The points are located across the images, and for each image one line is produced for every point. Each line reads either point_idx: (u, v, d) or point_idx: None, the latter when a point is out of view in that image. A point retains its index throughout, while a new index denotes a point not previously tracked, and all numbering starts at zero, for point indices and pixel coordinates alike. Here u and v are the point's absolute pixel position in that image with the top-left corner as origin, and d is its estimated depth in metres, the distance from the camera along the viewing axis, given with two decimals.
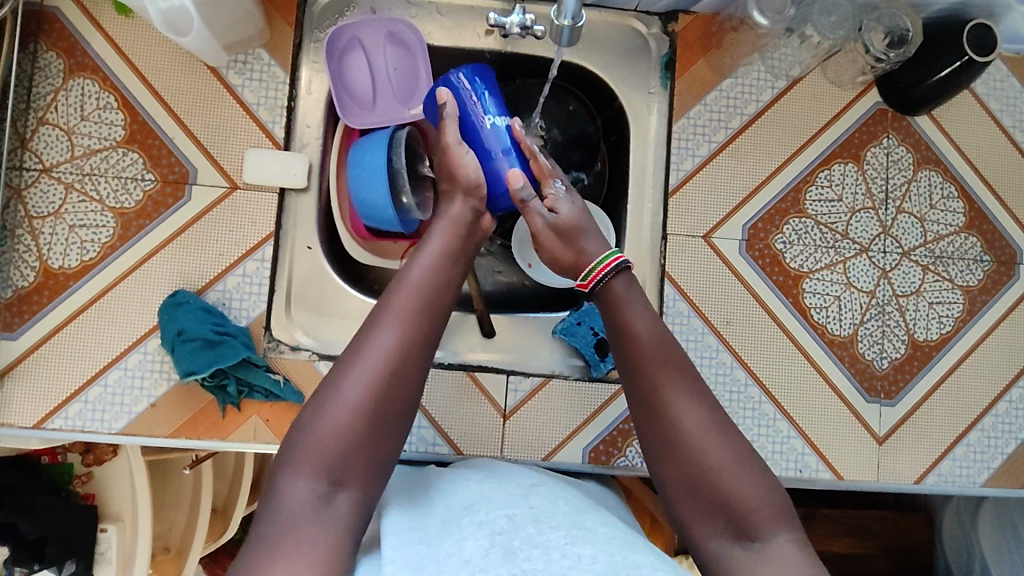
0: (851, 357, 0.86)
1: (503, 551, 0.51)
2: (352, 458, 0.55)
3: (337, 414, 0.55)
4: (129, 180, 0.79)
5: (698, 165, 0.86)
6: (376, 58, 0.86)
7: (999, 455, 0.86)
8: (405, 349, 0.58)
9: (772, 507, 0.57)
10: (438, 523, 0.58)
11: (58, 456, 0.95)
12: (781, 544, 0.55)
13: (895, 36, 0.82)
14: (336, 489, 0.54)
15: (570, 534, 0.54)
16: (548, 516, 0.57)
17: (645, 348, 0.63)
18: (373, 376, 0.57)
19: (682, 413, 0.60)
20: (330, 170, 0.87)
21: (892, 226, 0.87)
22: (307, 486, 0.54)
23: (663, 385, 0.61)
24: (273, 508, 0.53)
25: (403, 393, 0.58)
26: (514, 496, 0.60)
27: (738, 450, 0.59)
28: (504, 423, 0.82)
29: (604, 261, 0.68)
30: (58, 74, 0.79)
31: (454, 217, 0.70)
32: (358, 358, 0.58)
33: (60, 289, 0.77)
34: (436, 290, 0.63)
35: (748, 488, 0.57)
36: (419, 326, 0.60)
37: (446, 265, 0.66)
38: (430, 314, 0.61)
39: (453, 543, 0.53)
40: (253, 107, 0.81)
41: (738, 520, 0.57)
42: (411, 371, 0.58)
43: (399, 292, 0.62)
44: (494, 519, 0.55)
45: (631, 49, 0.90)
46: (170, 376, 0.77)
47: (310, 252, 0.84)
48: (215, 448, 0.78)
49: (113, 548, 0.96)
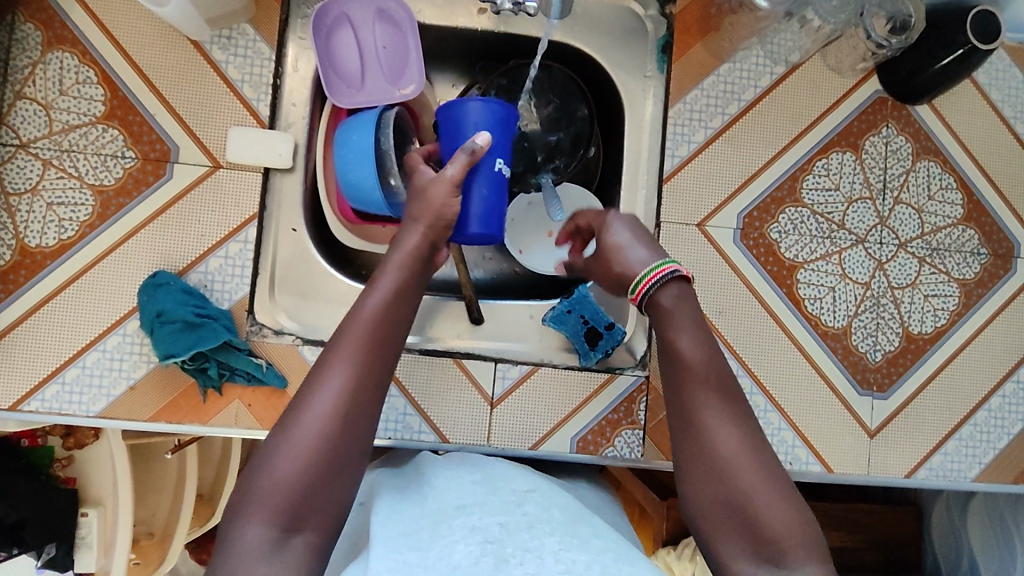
0: (845, 350, 0.84)
1: (494, 559, 0.51)
2: (307, 503, 0.54)
3: (287, 459, 0.55)
4: (109, 158, 0.76)
5: (693, 152, 0.84)
6: (364, 35, 0.83)
7: (991, 450, 0.86)
8: (354, 392, 0.59)
9: (800, 533, 0.57)
10: (430, 522, 0.57)
11: (37, 440, 0.94)
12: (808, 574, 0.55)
13: (897, 22, 0.80)
14: (290, 534, 0.54)
15: (564, 540, 0.54)
16: (543, 522, 0.56)
17: (691, 365, 0.64)
18: (327, 421, 0.57)
19: (716, 430, 0.61)
20: (317, 151, 0.85)
21: (890, 217, 0.86)
22: (259, 531, 0.53)
23: (701, 402, 0.63)
24: (226, 552, 0.53)
25: (356, 437, 0.58)
26: (509, 504, 0.59)
27: (768, 472, 0.59)
28: (492, 411, 0.80)
29: (654, 270, 0.67)
30: (36, 46, 0.76)
31: (408, 250, 0.68)
32: (314, 398, 0.58)
33: (37, 268, 0.75)
34: (391, 324, 0.64)
35: (776, 513, 0.57)
36: (377, 366, 0.61)
37: (404, 300, 0.66)
38: (380, 353, 0.62)
39: (442, 547, 0.52)
40: (238, 84, 0.79)
41: (763, 541, 0.56)
42: (364, 416, 0.59)
43: (355, 328, 0.62)
44: (486, 526, 0.55)
45: (628, 31, 0.87)
46: (150, 359, 0.75)
47: (295, 234, 0.82)
48: (196, 433, 0.76)
49: (93, 533, 0.96)
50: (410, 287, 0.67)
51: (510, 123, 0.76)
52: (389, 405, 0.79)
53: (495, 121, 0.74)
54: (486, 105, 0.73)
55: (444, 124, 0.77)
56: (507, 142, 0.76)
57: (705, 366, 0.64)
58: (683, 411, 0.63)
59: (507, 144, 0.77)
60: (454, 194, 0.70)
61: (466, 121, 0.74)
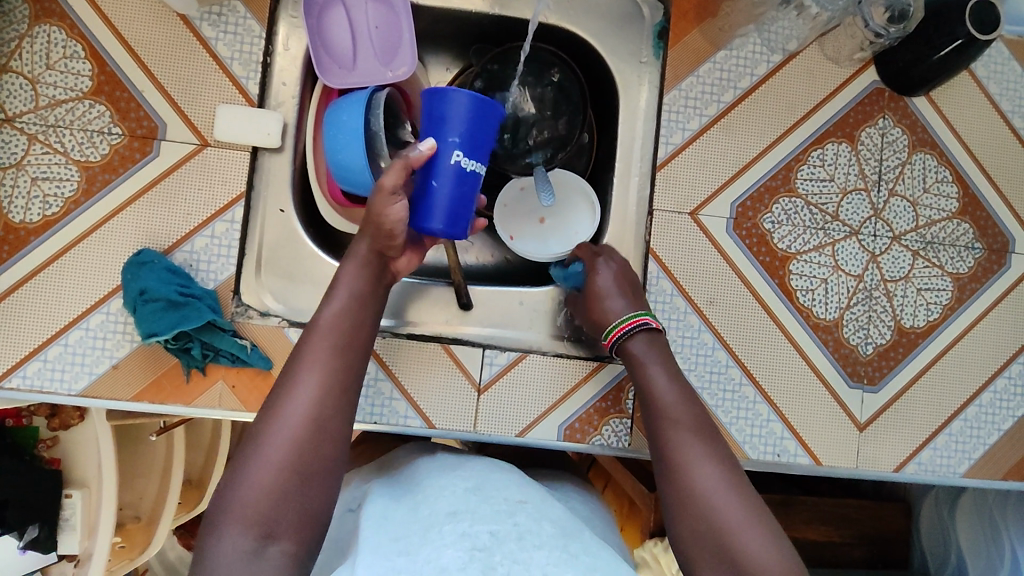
0: (836, 342, 0.84)
1: (482, 566, 0.50)
2: (282, 508, 0.55)
3: (260, 474, 0.56)
4: (95, 134, 0.75)
5: (687, 139, 0.83)
6: (357, 14, 0.82)
7: (981, 446, 0.85)
8: (320, 404, 0.60)
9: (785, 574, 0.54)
10: (420, 529, 0.57)
11: (23, 420, 0.93)
12: None
13: (896, 11, 0.78)
14: (267, 542, 0.54)
15: (552, 555, 0.53)
16: (534, 534, 0.55)
17: (669, 411, 0.66)
18: (294, 428, 0.58)
19: (699, 468, 0.61)
20: (306, 130, 0.84)
21: (884, 210, 0.85)
22: (236, 539, 0.53)
23: (680, 441, 0.63)
24: (204, 564, 0.53)
25: (329, 440, 0.59)
26: (501, 511, 0.58)
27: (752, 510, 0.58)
28: (479, 397, 0.80)
29: (624, 321, 0.73)
30: (23, 19, 0.75)
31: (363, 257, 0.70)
32: (284, 407, 0.60)
33: (21, 244, 0.74)
34: (354, 332, 0.66)
35: (754, 538, 0.55)
36: (344, 369, 0.63)
37: (366, 308, 0.68)
38: (344, 370, 0.63)
39: (431, 550, 0.52)
40: (227, 61, 0.78)
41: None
42: (331, 429, 0.60)
43: (316, 336, 0.65)
44: (476, 533, 0.53)
45: (624, 17, 0.86)
46: (133, 338, 0.74)
47: (282, 216, 0.81)
48: (179, 413, 0.76)
49: (77, 514, 0.95)
50: (370, 293, 0.69)
51: (490, 118, 0.70)
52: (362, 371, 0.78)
53: (468, 115, 0.69)
54: (450, 96, 0.68)
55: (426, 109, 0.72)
56: (483, 138, 0.71)
57: (683, 411, 0.66)
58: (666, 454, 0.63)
59: (486, 140, 0.71)
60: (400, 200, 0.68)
61: (441, 112, 0.69)
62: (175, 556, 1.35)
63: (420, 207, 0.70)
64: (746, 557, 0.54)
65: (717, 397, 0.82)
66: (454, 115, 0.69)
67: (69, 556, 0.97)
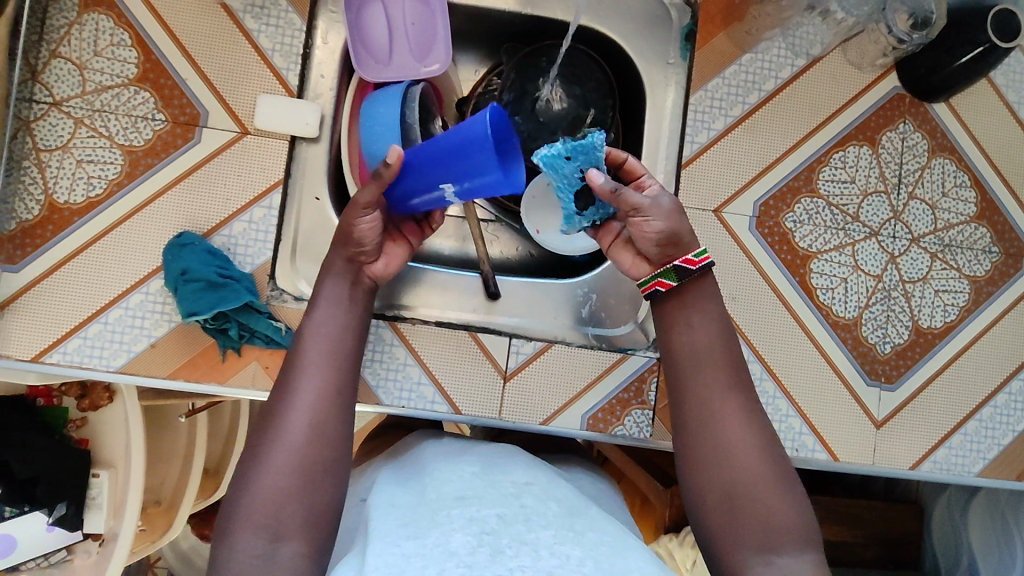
0: (854, 340, 0.85)
1: (491, 550, 0.51)
2: (291, 511, 0.56)
3: (271, 470, 0.58)
4: (140, 119, 0.78)
5: (712, 139, 0.85)
6: (394, 10, 0.85)
7: (996, 446, 0.87)
8: (322, 398, 0.62)
9: (802, 529, 0.58)
10: (431, 510, 0.58)
11: (54, 399, 0.96)
12: (802, 561, 0.56)
13: (919, 18, 0.81)
14: (278, 543, 0.55)
15: (558, 534, 0.54)
16: (539, 515, 0.57)
17: (713, 357, 0.65)
18: (295, 439, 0.59)
19: (736, 419, 0.62)
20: (342, 121, 0.86)
21: (904, 212, 0.87)
22: (246, 545, 0.54)
23: (714, 395, 0.63)
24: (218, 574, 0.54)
25: (330, 445, 0.60)
26: (507, 495, 0.59)
27: (778, 467, 0.61)
28: (504, 384, 0.81)
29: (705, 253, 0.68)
30: (73, 7, 0.78)
31: (339, 274, 0.70)
32: (283, 414, 0.61)
33: (64, 224, 0.76)
34: (341, 340, 0.67)
35: (778, 499, 0.58)
36: (336, 375, 0.64)
37: (353, 317, 0.69)
38: (342, 361, 0.66)
39: (439, 535, 0.53)
40: (268, 53, 0.80)
41: (766, 534, 0.57)
42: (332, 421, 0.61)
43: (302, 349, 0.65)
44: (484, 518, 0.55)
45: (652, 19, 0.88)
46: (172, 318, 0.77)
47: (318, 203, 0.83)
48: (213, 392, 0.78)
49: (104, 493, 0.97)
50: (357, 304, 0.70)
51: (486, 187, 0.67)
52: (390, 354, 0.80)
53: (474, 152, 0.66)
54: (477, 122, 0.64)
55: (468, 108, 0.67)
56: (477, 192, 0.69)
57: (728, 356, 0.66)
58: (705, 399, 0.63)
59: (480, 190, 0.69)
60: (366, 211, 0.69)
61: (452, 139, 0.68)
62: (188, 546, 1.36)
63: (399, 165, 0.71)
64: (771, 511, 0.58)
65: None
66: (466, 141, 0.66)
67: (94, 536, 0.99)
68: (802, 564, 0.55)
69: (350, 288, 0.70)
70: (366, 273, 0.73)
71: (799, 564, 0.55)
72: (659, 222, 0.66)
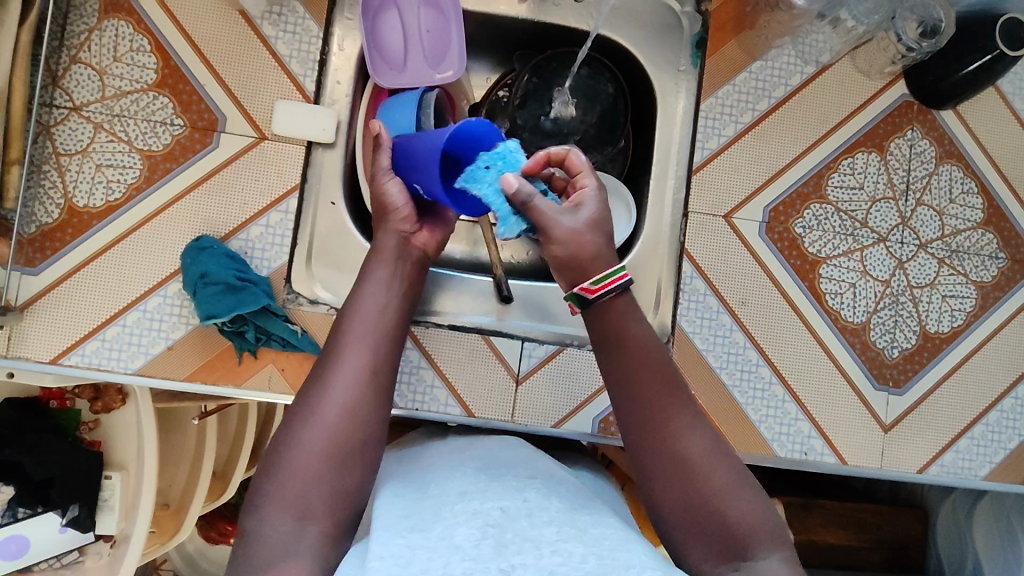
0: (863, 345, 0.86)
1: (495, 543, 0.52)
2: (316, 498, 0.57)
3: (300, 455, 0.58)
4: (158, 125, 0.79)
5: (723, 145, 0.86)
6: (409, 18, 0.86)
7: (1002, 450, 0.88)
8: (360, 380, 0.63)
9: (769, 530, 0.58)
10: (439, 504, 0.59)
11: (67, 401, 0.96)
12: (774, 563, 0.56)
13: (928, 26, 0.81)
14: (305, 522, 0.56)
15: (562, 531, 0.54)
16: (542, 510, 0.58)
17: (650, 371, 0.63)
18: (329, 418, 0.60)
19: (682, 427, 0.61)
20: (357, 128, 0.88)
21: (912, 219, 0.88)
22: (275, 523, 0.55)
23: (657, 410, 0.62)
24: (248, 552, 0.55)
25: (361, 427, 0.61)
26: (510, 489, 0.60)
27: (734, 466, 0.60)
28: (516, 387, 0.82)
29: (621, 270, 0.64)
30: (93, 14, 0.79)
31: (388, 249, 0.73)
32: (320, 395, 0.62)
33: (84, 228, 0.77)
34: (382, 320, 0.68)
35: (740, 504, 0.58)
36: (375, 356, 0.65)
37: (395, 299, 0.71)
38: (381, 344, 0.67)
39: (444, 528, 0.54)
40: (286, 59, 0.81)
41: (730, 537, 0.57)
42: (369, 405, 0.62)
43: (348, 326, 0.67)
44: (488, 511, 0.56)
45: (663, 26, 0.90)
46: (189, 321, 0.77)
47: (333, 208, 0.83)
48: (229, 394, 0.78)
49: (116, 495, 0.97)
50: (401, 282, 0.73)
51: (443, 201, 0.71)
52: (404, 357, 0.81)
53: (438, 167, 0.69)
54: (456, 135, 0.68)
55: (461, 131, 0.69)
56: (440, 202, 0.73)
57: (663, 365, 0.64)
58: (649, 414, 0.62)
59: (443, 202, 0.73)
60: (389, 175, 0.75)
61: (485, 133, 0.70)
62: (193, 548, 1.37)
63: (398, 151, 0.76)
64: (733, 518, 0.57)
65: (748, 394, 0.84)
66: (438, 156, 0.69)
67: (106, 537, 0.99)
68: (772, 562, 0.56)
69: (394, 269, 0.72)
70: (413, 245, 0.75)
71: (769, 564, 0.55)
72: (561, 247, 0.63)
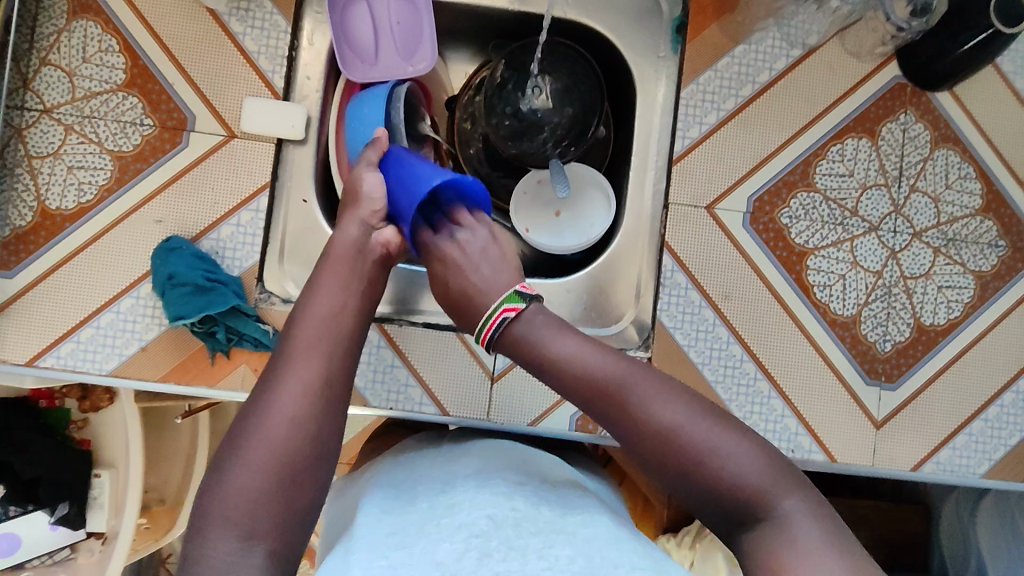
0: (853, 339, 0.83)
1: (478, 554, 0.51)
2: (279, 499, 0.57)
3: (245, 463, 0.57)
4: (128, 125, 0.78)
5: (705, 133, 0.83)
6: (380, 11, 0.84)
7: (1002, 446, 0.84)
8: (306, 389, 0.61)
9: (777, 473, 0.56)
10: (417, 521, 0.58)
11: (54, 401, 0.97)
12: (793, 508, 0.54)
13: (918, 6, 0.78)
14: (251, 518, 0.55)
15: (548, 539, 0.54)
16: (530, 520, 0.56)
17: (600, 373, 0.61)
18: (274, 428, 0.59)
19: (658, 412, 0.58)
20: (330, 124, 0.86)
21: (904, 206, 0.84)
22: (234, 517, 0.55)
23: (626, 404, 0.59)
24: (202, 538, 0.55)
25: (311, 431, 0.60)
26: (498, 493, 0.59)
27: (723, 423, 0.58)
28: (492, 385, 0.81)
29: (491, 316, 0.67)
30: (61, 15, 0.78)
31: (347, 241, 0.71)
32: (267, 407, 0.61)
33: (56, 230, 0.77)
34: (337, 321, 0.67)
35: (738, 457, 0.56)
36: (326, 362, 0.64)
37: (351, 297, 0.69)
38: (328, 348, 0.65)
39: (426, 545, 0.54)
40: (254, 55, 0.80)
41: (753, 503, 0.55)
42: (314, 416, 0.61)
43: (299, 333, 0.65)
44: (474, 521, 0.55)
45: (643, 12, 0.87)
46: (161, 321, 0.77)
47: (306, 206, 0.83)
48: (204, 395, 0.78)
49: (105, 493, 0.99)
50: (360, 282, 0.70)
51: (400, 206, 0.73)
52: (378, 355, 0.80)
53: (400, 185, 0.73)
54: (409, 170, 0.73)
55: (408, 174, 0.73)
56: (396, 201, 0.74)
57: (612, 354, 0.62)
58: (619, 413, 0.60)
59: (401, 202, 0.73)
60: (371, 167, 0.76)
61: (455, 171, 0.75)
62: None
63: (401, 156, 0.75)
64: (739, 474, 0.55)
65: (730, 389, 0.82)
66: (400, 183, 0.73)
67: (97, 534, 1.00)
68: (800, 514, 0.54)
69: (349, 271, 0.70)
70: (376, 241, 0.72)
71: (796, 517, 0.53)
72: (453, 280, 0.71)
